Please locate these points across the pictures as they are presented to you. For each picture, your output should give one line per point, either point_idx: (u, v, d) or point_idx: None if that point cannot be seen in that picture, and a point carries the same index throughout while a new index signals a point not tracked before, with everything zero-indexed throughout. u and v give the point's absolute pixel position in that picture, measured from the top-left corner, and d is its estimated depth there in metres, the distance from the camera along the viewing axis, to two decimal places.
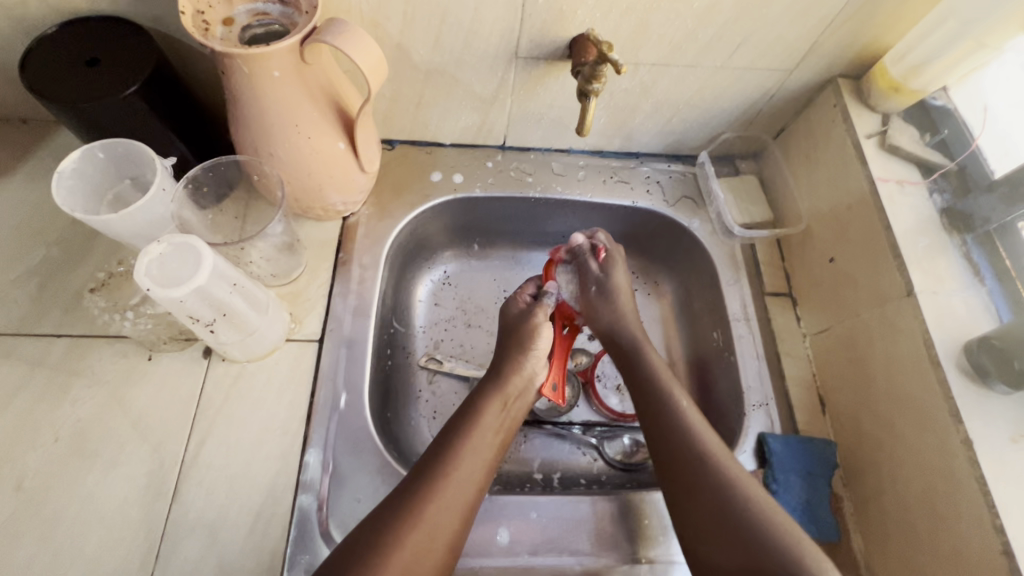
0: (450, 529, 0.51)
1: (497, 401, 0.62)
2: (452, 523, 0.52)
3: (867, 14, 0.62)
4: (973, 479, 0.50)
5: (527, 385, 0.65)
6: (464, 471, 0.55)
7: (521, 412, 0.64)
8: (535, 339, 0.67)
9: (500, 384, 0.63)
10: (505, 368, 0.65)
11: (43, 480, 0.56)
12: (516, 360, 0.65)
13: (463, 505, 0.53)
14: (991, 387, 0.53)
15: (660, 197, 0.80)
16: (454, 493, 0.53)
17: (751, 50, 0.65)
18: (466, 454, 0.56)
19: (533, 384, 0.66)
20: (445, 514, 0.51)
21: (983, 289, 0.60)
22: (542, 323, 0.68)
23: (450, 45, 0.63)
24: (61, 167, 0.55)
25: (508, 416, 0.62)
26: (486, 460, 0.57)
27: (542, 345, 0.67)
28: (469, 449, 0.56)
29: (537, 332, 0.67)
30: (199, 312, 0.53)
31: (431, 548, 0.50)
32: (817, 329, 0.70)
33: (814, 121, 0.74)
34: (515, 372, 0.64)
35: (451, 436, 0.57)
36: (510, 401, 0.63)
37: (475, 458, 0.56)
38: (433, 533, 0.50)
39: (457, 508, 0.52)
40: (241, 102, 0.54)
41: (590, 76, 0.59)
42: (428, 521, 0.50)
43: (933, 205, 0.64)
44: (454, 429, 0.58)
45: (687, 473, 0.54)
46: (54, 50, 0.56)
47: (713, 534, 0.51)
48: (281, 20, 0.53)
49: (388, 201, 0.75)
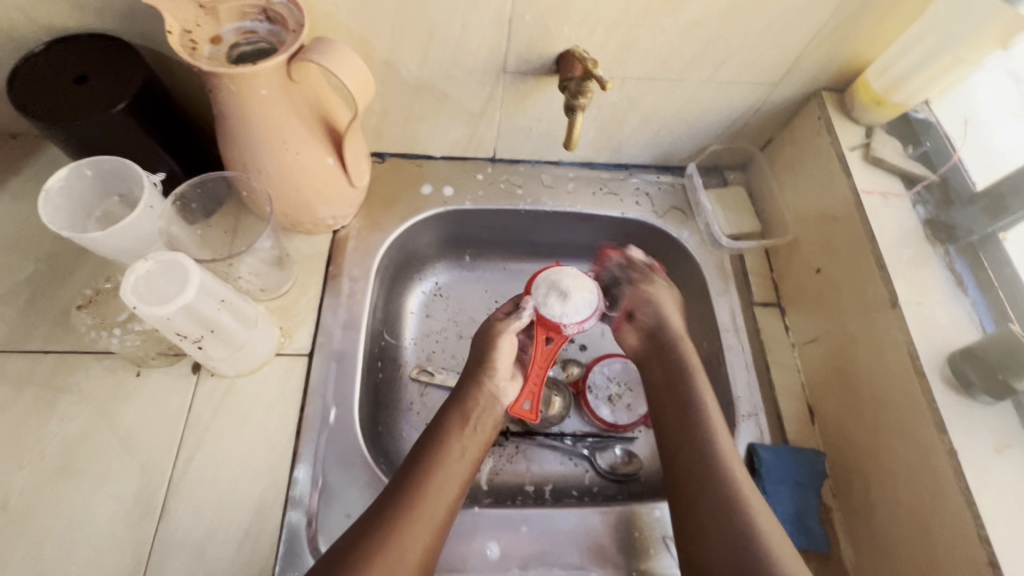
0: (419, 549, 0.51)
1: (460, 421, 0.61)
2: (421, 541, 0.52)
3: (849, 28, 0.62)
4: (957, 489, 0.50)
5: (491, 403, 0.64)
6: (433, 489, 0.55)
7: (488, 433, 0.63)
8: (494, 355, 0.66)
9: (460, 404, 0.63)
10: (465, 389, 0.64)
11: (29, 499, 0.55)
12: (476, 380, 0.65)
13: (432, 523, 0.53)
14: (976, 397, 0.54)
15: (649, 208, 0.80)
16: (425, 512, 0.53)
17: (737, 64, 0.66)
18: (436, 472, 0.56)
19: (497, 401, 0.65)
20: (416, 532, 0.52)
21: (967, 299, 0.60)
22: (504, 334, 0.66)
23: (439, 61, 0.63)
24: (48, 184, 0.55)
25: (476, 437, 0.62)
26: (456, 477, 0.57)
27: (502, 361, 0.66)
28: (438, 468, 0.57)
29: (495, 348, 0.66)
30: (186, 329, 0.53)
31: (404, 565, 0.50)
32: (805, 339, 0.71)
33: (800, 132, 0.74)
34: (475, 391, 0.64)
35: (421, 457, 0.57)
36: (473, 421, 0.62)
37: (442, 479, 0.56)
38: (405, 550, 0.50)
39: (427, 526, 0.52)
40: (230, 120, 0.54)
41: (576, 92, 0.60)
42: (401, 539, 0.51)
43: (917, 217, 0.65)
44: (419, 450, 0.59)
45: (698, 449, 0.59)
46: (42, 67, 0.56)
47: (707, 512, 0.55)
48: (268, 39, 0.54)
49: (378, 214, 0.76)
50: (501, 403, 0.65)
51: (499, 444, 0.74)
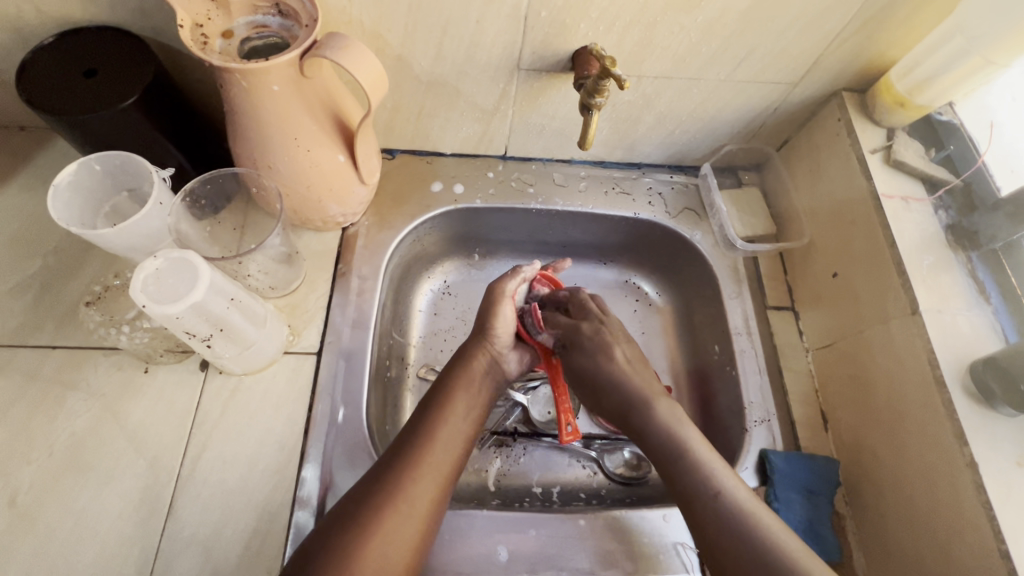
0: (427, 500, 0.52)
1: (468, 379, 0.62)
2: (428, 494, 0.53)
3: (873, 28, 0.61)
4: (978, 503, 0.49)
5: (494, 365, 0.64)
6: (439, 445, 0.56)
7: (490, 395, 0.63)
8: (493, 322, 0.64)
9: (466, 363, 0.63)
10: (469, 350, 0.64)
11: (37, 495, 0.55)
12: (480, 340, 0.64)
13: (440, 477, 0.54)
14: (997, 408, 0.52)
15: (662, 209, 0.79)
16: (431, 465, 0.54)
17: (756, 63, 0.65)
18: (441, 429, 0.57)
19: (500, 365, 0.65)
20: (423, 484, 0.53)
21: (989, 308, 0.59)
22: (503, 299, 0.65)
23: (452, 57, 0.62)
24: (57, 180, 0.54)
25: (481, 394, 0.62)
26: (460, 435, 0.58)
27: (501, 325, 0.64)
28: (442, 424, 0.57)
29: (495, 313, 0.64)
30: (196, 327, 0.52)
31: (410, 517, 0.51)
32: (820, 344, 0.70)
33: (819, 133, 0.73)
34: (479, 352, 0.64)
35: (427, 414, 0.58)
36: (477, 380, 0.62)
37: (450, 433, 0.57)
38: (411, 505, 0.51)
39: (434, 479, 0.54)
40: (241, 116, 0.53)
41: (592, 91, 0.59)
42: (407, 494, 0.52)
43: (939, 222, 0.63)
44: (427, 405, 0.59)
45: (675, 452, 0.56)
46: (52, 60, 0.55)
47: (717, 526, 0.51)
48: (280, 33, 0.53)
49: (388, 211, 0.75)
50: (503, 368, 0.65)
51: (508, 445, 0.74)
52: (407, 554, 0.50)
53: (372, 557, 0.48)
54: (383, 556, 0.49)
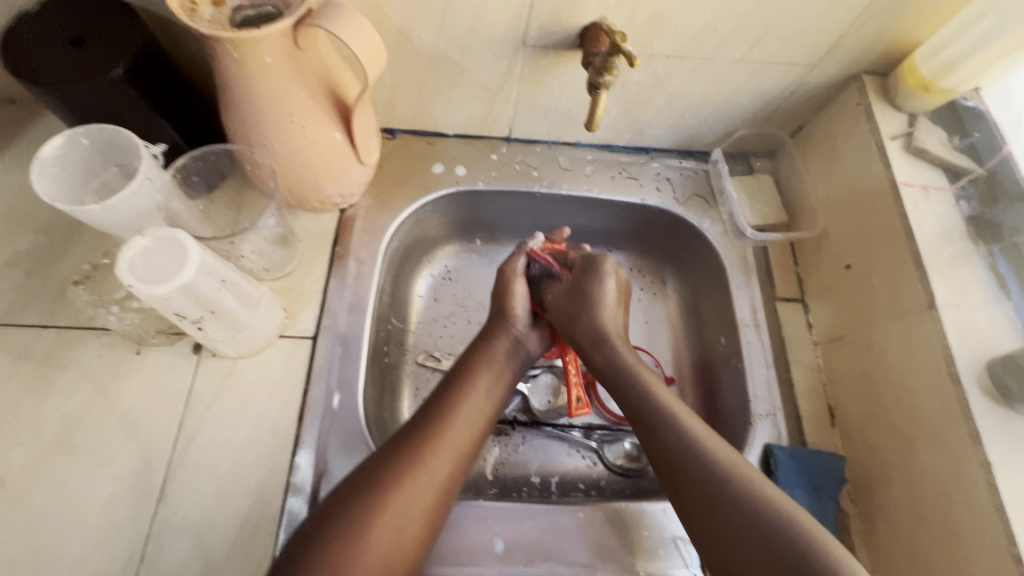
0: (446, 472, 0.51)
1: (490, 355, 0.61)
2: (446, 465, 0.52)
3: (898, 7, 0.58)
4: (991, 508, 0.48)
5: (515, 345, 0.64)
6: (460, 419, 0.55)
7: (514, 373, 0.62)
8: (510, 302, 0.65)
9: (486, 341, 0.62)
10: (489, 331, 0.64)
11: (25, 476, 0.54)
12: (500, 321, 0.64)
13: (459, 449, 0.53)
14: (1015, 408, 0.50)
15: (670, 195, 0.77)
16: (451, 437, 0.53)
17: (773, 43, 0.62)
18: (463, 403, 0.56)
19: (522, 346, 0.64)
20: (442, 456, 0.52)
21: (1010, 303, 0.57)
22: (514, 280, 0.66)
23: (455, 32, 0.60)
24: (42, 154, 0.52)
25: (504, 370, 0.61)
26: (480, 410, 0.57)
27: (517, 307, 0.65)
28: (465, 397, 0.56)
29: (510, 292, 0.65)
30: (185, 309, 0.51)
31: (428, 487, 0.50)
32: (829, 338, 0.67)
33: (836, 118, 0.70)
34: (501, 332, 0.63)
35: (450, 387, 0.57)
36: (500, 358, 0.61)
37: (473, 406, 0.56)
38: (429, 476, 0.50)
39: (452, 452, 0.53)
40: (233, 90, 0.51)
41: (601, 68, 0.56)
42: (426, 464, 0.51)
43: (960, 213, 0.61)
44: (450, 378, 0.59)
45: (662, 425, 0.53)
46: (36, 28, 0.53)
47: (705, 503, 0.48)
48: (274, 2, 0.51)
49: (388, 193, 0.73)
50: (524, 350, 0.65)
51: (506, 433, 0.72)
52: (420, 525, 0.49)
53: (387, 525, 0.47)
54: (398, 526, 0.48)
